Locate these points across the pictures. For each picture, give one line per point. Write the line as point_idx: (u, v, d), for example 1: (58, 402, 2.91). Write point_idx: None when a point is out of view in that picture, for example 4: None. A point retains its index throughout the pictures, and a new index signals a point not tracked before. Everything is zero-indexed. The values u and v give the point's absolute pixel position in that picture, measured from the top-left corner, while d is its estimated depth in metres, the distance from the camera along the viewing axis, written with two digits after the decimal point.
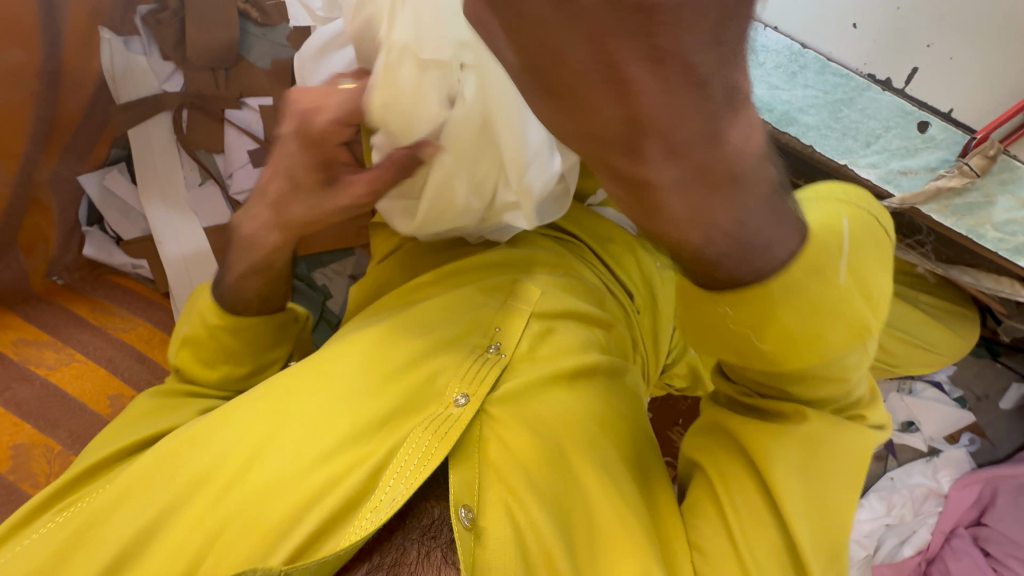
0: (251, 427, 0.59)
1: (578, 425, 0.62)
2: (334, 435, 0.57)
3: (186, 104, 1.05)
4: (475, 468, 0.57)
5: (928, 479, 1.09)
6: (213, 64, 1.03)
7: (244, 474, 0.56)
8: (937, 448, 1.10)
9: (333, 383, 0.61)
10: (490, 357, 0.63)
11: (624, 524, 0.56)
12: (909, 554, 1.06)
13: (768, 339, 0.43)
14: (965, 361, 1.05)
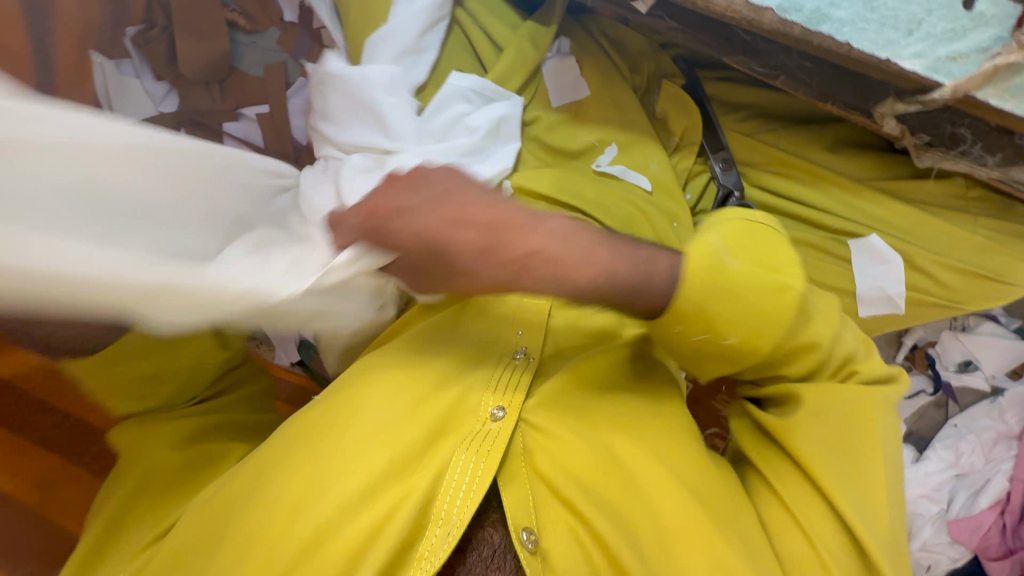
0: (290, 475, 0.56)
1: (624, 423, 0.60)
2: (374, 471, 0.55)
3: (183, 123, 1.03)
4: (525, 486, 0.56)
5: (996, 422, 1.04)
6: (206, 77, 1.01)
7: (292, 526, 0.53)
8: (1000, 386, 1.05)
9: (364, 416, 0.58)
10: (519, 365, 0.61)
11: (695, 521, 0.54)
12: (986, 505, 1.02)
13: (732, 333, 0.50)
14: None
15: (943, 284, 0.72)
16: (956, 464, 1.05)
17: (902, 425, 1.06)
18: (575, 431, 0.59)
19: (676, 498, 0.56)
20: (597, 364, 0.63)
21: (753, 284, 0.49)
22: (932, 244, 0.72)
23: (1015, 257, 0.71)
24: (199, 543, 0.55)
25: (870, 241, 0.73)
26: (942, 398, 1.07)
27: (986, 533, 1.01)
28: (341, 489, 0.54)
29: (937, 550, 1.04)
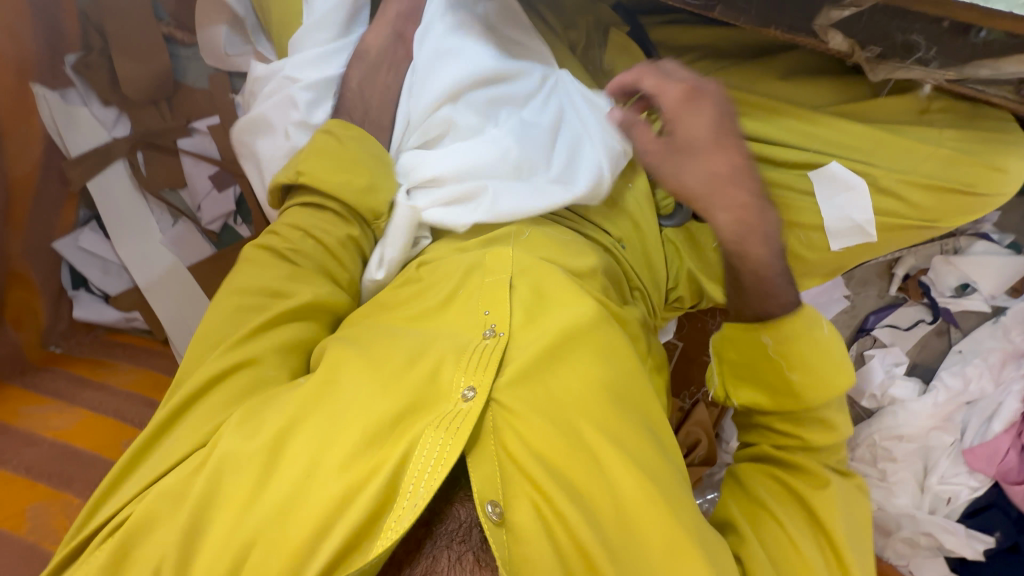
0: (263, 432, 0.54)
1: (596, 397, 0.57)
2: (344, 442, 0.53)
3: (139, 146, 1.03)
4: (494, 464, 0.54)
5: (1002, 341, 0.99)
6: (154, 96, 1.01)
7: (258, 495, 0.51)
8: (1001, 306, 1.00)
9: (339, 395, 0.56)
10: (489, 342, 0.59)
11: (656, 505, 0.54)
12: (1000, 431, 0.98)
13: (797, 369, 0.60)
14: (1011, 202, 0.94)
15: (910, 204, 0.69)
16: (965, 391, 1.01)
17: (905, 358, 1.04)
18: (544, 411, 0.56)
19: (639, 484, 0.54)
20: (571, 341, 0.60)
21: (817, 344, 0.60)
22: (893, 164, 0.69)
23: (987, 167, 0.67)
24: (165, 498, 0.53)
25: (830, 169, 0.70)
26: (943, 325, 1.04)
27: (1004, 459, 0.98)
28: (308, 455, 0.53)
29: (956, 482, 1.02)
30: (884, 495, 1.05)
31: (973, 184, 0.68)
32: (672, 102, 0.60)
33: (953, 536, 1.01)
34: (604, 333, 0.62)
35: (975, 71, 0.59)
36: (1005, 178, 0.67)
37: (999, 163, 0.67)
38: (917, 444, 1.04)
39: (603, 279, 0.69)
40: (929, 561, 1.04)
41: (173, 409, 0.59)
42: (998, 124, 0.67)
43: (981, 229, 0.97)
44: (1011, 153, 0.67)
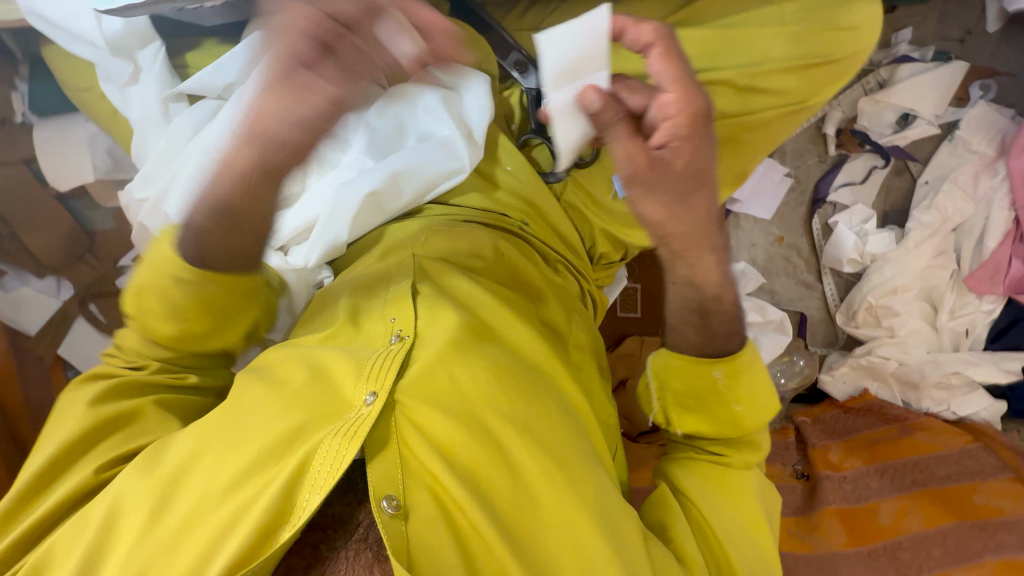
0: (160, 471, 0.51)
1: (500, 383, 0.57)
2: (241, 462, 0.51)
3: (88, 297, 1.06)
4: (394, 460, 0.52)
5: (968, 157, 0.93)
6: (75, 253, 1.03)
7: (154, 520, 0.49)
8: (952, 121, 0.94)
9: (239, 417, 0.53)
10: (393, 347, 0.57)
11: (558, 487, 0.54)
12: (995, 246, 0.93)
13: (742, 403, 0.60)
14: (901, 19, 0.92)
15: (775, 92, 0.66)
16: (945, 220, 0.95)
17: (871, 211, 0.98)
18: (448, 407, 0.55)
19: (540, 473, 0.54)
20: (476, 335, 0.60)
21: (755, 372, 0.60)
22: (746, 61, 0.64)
23: (834, 28, 0.63)
24: (66, 541, 0.50)
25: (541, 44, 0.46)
26: (899, 163, 0.98)
27: (1007, 271, 0.93)
28: (205, 482, 0.50)
29: (967, 312, 0.98)
30: (900, 349, 1.01)
31: (830, 53, 0.64)
32: (689, 120, 0.48)
33: (980, 367, 0.97)
34: (505, 321, 0.63)
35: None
36: (856, 35, 0.64)
37: (847, 21, 0.64)
38: (917, 289, 0.98)
39: (491, 265, 0.70)
40: (970, 397, 0.99)
41: (66, 440, 0.56)
42: None
43: (899, 53, 0.93)
44: (854, 8, 0.64)
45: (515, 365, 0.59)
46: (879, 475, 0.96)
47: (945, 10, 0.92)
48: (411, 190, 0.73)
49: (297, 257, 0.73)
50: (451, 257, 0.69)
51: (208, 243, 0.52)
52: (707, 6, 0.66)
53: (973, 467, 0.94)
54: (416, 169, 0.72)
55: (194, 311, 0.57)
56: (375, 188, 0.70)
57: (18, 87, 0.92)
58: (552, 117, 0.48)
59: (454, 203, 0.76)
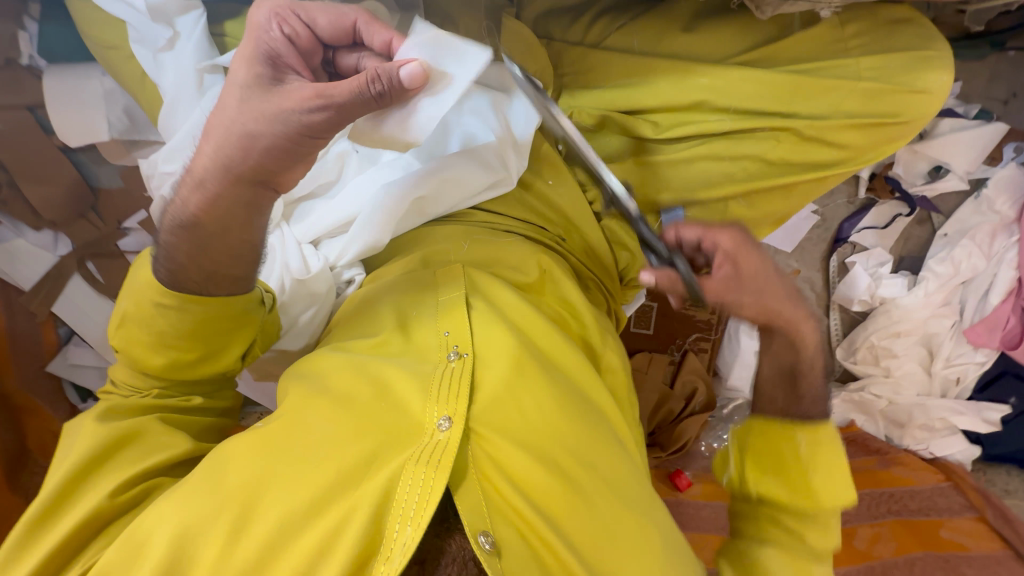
0: (230, 488, 0.49)
1: (564, 413, 0.57)
2: (315, 484, 0.49)
3: (86, 256, 1.02)
4: (477, 491, 0.51)
5: (989, 215, 0.95)
6: (78, 210, 0.98)
7: (231, 547, 0.47)
8: (980, 178, 0.96)
9: (308, 434, 0.52)
10: (453, 366, 0.56)
11: (629, 523, 0.54)
12: (998, 303, 0.95)
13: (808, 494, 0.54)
14: (953, 70, 0.90)
15: (837, 147, 0.66)
16: (957, 274, 0.97)
17: (889, 256, 1.01)
18: (518, 436, 0.54)
19: (613, 510, 0.54)
20: (537, 361, 0.59)
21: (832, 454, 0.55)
22: (814, 115, 0.64)
23: (906, 90, 0.62)
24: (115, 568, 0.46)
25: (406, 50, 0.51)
26: (922, 213, 1.00)
27: (1006, 328, 0.95)
28: (282, 502, 0.48)
29: (961, 362, 1.01)
30: (893, 389, 1.05)
31: (898, 116, 0.63)
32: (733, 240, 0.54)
33: (965, 416, 1.02)
34: (561, 349, 0.62)
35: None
36: (927, 100, 0.63)
37: (921, 84, 0.62)
38: (917, 335, 1.02)
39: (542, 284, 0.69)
40: (949, 440, 1.05)
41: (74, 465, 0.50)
42: (912, 36, 0.63)
43: (944, 106, 0.92)
44: (931, 72, 0.62)
45: (579, 397, 0.59)
46: (861, 501, 1.01)
47: (998, 68, 0.90)
48: (454, 194, 0.69)
49: (331, 250, 0.70)
50: (499, 270, 0.67)
51: (180, 263, 0.53)
52: (783, 52, 0.65)
53: (943, 503, 1.00)
54: (464, 176, 0.69)
55: (187, 338, 0.55)
56: (421, 193, 0.67)
57: (25, 27, 0.86)
58: (384, 93, 0.47)
59: (497, 212, 0.73)
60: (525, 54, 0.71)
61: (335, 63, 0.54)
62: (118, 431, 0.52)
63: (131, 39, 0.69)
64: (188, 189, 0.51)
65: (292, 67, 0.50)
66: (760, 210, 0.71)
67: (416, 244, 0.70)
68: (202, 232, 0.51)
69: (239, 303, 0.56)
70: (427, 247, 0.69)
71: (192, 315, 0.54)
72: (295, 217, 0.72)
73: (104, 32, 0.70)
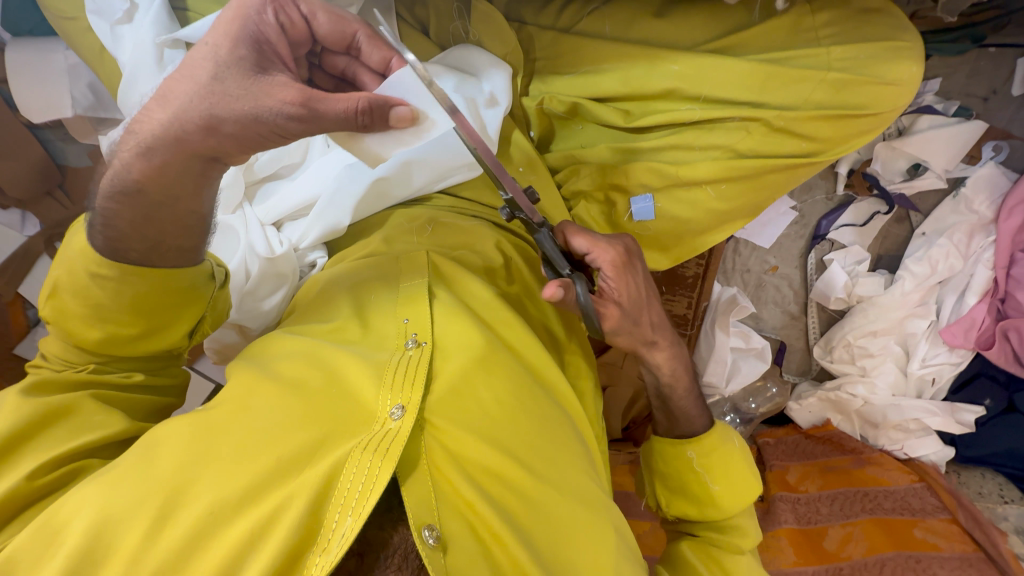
0: (162, 473, 0.47)
1: (521, 409, 0.56)
2: (257, 469, 0.48)
3: (56, 237, 1.00)
4: (427, 482, 0.50)
5: (967, 215, 0.94)
6: (44, 187, 0.97)
7: (159, 532, 0.45)
8: (959, 177, 0.94)
9: (251, 420, 0.51)
10: (411, 354, 0.55)
11: (584, 516, 0.55)
12: (974, 303, 0.95)
13: (718, 481, 0.65)
14: (934, 67, 0.89)
15: (807, 138, 0.65)
16: (933, 273, 0.97)
17: (866, 254, 1.00)
18: (473, 427, 0.54)
19: (568, 505, 0.54)
20: (497, 354, 0.58)
21: (725, 453, 0.66)
22: (781, 103, 0.63)
23: (876, 80, 0.61)
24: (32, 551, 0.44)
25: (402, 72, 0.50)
26: (901, 211, 0.99)
27: (981, 328, 0.95)
28: (218, 489, 0.47)
29: (937, 363, 1.00)
30: (868, 389, 1.03)
31: (870, 107, 0.62)
32: (618, 263, 0.59)
33: (939, 417, 1.01)
34: (525, 342, 0.62)
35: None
36: (898, 91, 0.61)
37: (891, 76, 0.61)
38: (893, 334, 1.01)
39: (506, 273, 0.68)
40: (923, 441, 1.03)
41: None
42: (884, 25, 0.62)
43: (922, 103, 0.91)
44: (901, 63, 0.61)
45: (538, 391, 0.59)
46: (830, 500, 1.01)
47: (978, 65, 0.88)
48: (421, 178, 0.67)
49: (293, 232, 0.69)
50: (462, 257, 0.66)
51: (118, 231, 0.49)
52: (752, 39, 0.64)
53: (917, 504, 0.99)
54: (431, 160, 0.66)
55: (128, 313, 0.53)
56: (385, 176, 0.65)
57: None
58: (369, 125, 0.47)
59: (465, 197, 0.72)
60: (493, 38, 0.70)
61: (322, 57, 0.58)
62: (47, 408, 0.51)
63: (87, 9, 0.67)
64: (129, 151, 0.47)
65: (280, 55, 0.48)
66: (735, 202, 0.70)
67: (380, 227, 0.69)
68: (147, 202, 0.48)
69: (183, 281, 0.54)
70: (390, 231, 0.68)
71: (132, 290, 0.51)
72: (258, 198, 0.71)
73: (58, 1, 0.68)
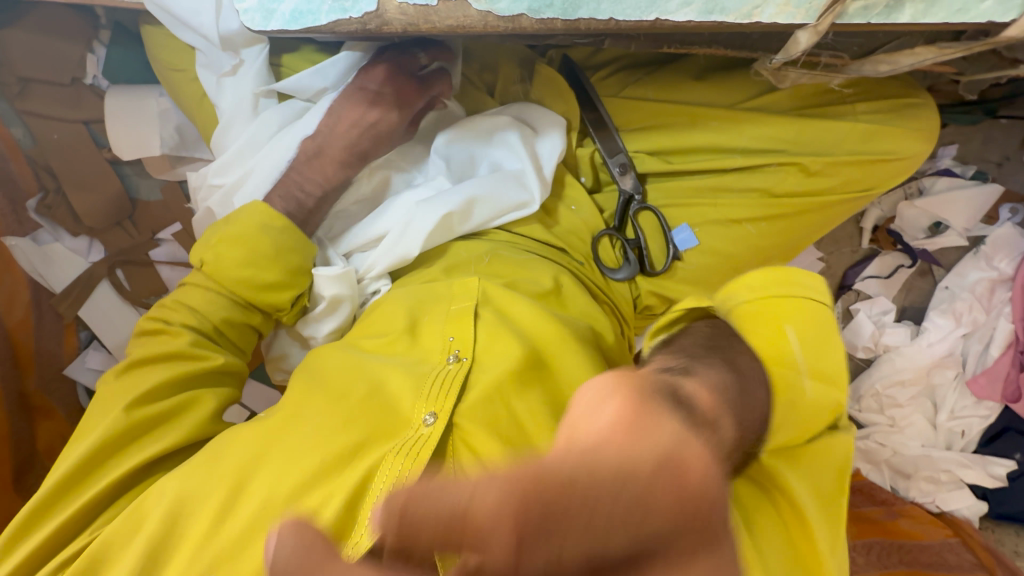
0: (224, 470, 0.54)
1: (548, 421, 0.59)
2: (306, 470, 0.54)
3: (117, 264, 1.04)
4: (449, 483, 0.54)
5: (987, 270, 0.99)
6: (115, 218, 1.03)
7: (221, 523, 0.52)
8: (980, 236, 1.00)
9: (302, 424, 0.57)
10: (451, 367, 0.61)
11: None
12: (999, 355, 0.98)
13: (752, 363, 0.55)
14: (949, 134, 0.97)
15: (842, 180, 0.72)
16: (958, 327, 1.01)
17: (892, 305, 1.05)
18: (500, 433, 0.57)
19: None
20: (528, 368, 0.62)
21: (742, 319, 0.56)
22: (815, 145, 0.70)
23: (902, 130, 0.70)
24: (117, 538, 0.53)
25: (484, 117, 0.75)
26: (924, 266, 1.05)
27: (1007, 380, 0.97)
28: (271, 488, 0.53)
29: (965, 415, 1.02)
30: (898, 439, 1.05)
31: (897, 153, 0.70)
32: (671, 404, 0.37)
33: (970, 469, 1.02)
34: (568, 356, 0.63)
35: (876, 65, 0.60)
36: (918, 136, 0.70)
37: (916, 126, 0.70)
38: (921, 385, 1.04)
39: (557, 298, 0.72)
40: (955, 494, 1.03)
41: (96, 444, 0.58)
42: (897, 84, 0.72)
43: (941, 167, 0.99)
44: (924, 114, 0.70)
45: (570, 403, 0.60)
46: (865, 550, 0.95)
47: (991, 134, 0.96)
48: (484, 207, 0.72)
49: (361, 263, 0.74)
50: (515, 283, 0.70)
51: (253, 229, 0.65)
52: (783, 95, 0.72)
53: (951, 559, 0.94)
54: (490, 195, 0.72)
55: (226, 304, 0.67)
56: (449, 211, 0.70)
57: (94, 51, 0.95)
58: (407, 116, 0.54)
59: (520, 232, 0.76)
60: (555, 99, 0.77)
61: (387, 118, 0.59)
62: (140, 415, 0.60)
63: (198, 63, 0.76)
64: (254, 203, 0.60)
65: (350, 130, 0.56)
66: (772, 238, 0.76)
67: (438, 254, 0.75)
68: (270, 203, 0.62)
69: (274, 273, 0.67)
70: (446, 257, 0.74)
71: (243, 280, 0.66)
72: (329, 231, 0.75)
73: (172, 56, 0.80)
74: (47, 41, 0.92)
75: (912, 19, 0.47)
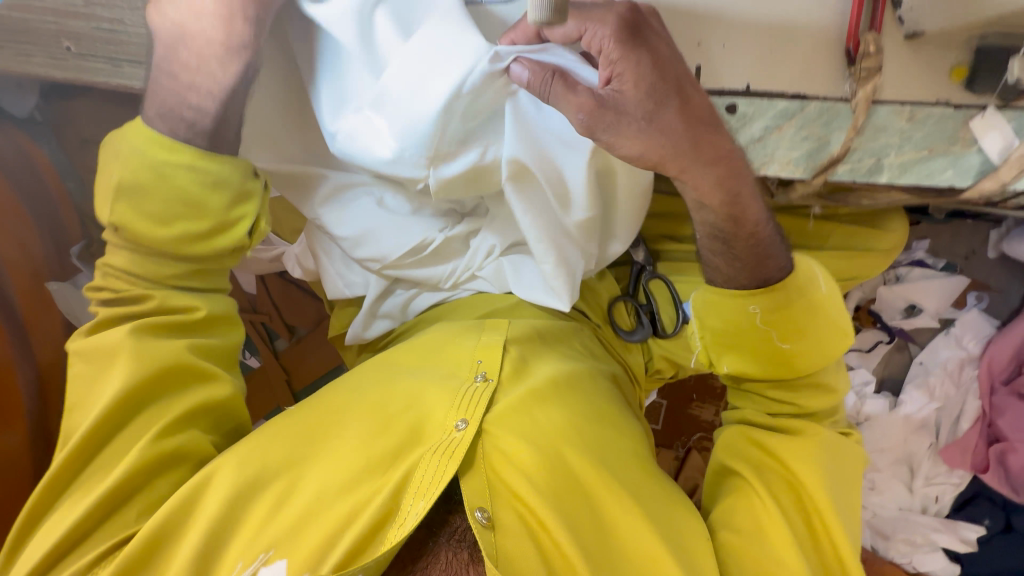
0: (276, 464, 0.61)
1: (571, 429, 0.66)
2: (352, 469, 0.61)
3: None
4: (482, 480, 0.62)
5: (957, 349, 1.09)
6: None
7: (284, 505, 0.60)
8: (949, 318, 1.10)
9: (342, 430, 0.64)
10: (479, 386, 0.67)
11: (635, 521, 0.62)
12: (967, 428, 1.09)
13: (790, 340, 0.65)
14: (934, 230, 1.04)
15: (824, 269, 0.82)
16: (931, 401, 1.11)
17: (872, 377, 1.15)
18: (526, 438, 0.64)
19: (618, 504, 0.63)
20: (549, 388, 0.69)
21: (804, 310, 0.64)
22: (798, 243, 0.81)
23: (872, 231, 0.81)
24: (179, 525, 0.58)
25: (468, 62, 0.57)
26: (901, 341, 1.14)
27: (974, 451, 1.08)
28: (322, 483, 0.60)
29: (939, 481, 1.12)
30: (877, 502, 1.14)
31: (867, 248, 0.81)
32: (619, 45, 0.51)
33: (943, 532, 1.10)
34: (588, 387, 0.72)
35: (858, 201, 0.70)
36: (891, 238, 0.81)
37: (884, 227, 0.81)
38: (898, 451, 1.14)
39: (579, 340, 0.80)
40: (930, 555, 1.10)
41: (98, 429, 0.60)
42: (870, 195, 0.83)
43: (916, 257, 1.07)
44: (893, 218, 0.81)
45: (587, 407, 0.69)
46: None
47: (958, 231, 1.05)
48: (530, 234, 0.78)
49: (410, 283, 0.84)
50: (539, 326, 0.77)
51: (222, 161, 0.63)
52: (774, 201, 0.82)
53: None
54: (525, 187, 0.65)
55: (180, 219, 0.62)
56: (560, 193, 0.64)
57: None
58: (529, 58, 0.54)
59: None
60: None
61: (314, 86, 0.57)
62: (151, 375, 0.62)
63: None
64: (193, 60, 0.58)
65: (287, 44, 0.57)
66: None
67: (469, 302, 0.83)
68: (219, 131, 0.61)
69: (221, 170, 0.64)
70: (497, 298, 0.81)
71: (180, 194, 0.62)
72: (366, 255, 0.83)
73: None
74: (111, 107, 1.02)
75: (891, 180, 0.56)
